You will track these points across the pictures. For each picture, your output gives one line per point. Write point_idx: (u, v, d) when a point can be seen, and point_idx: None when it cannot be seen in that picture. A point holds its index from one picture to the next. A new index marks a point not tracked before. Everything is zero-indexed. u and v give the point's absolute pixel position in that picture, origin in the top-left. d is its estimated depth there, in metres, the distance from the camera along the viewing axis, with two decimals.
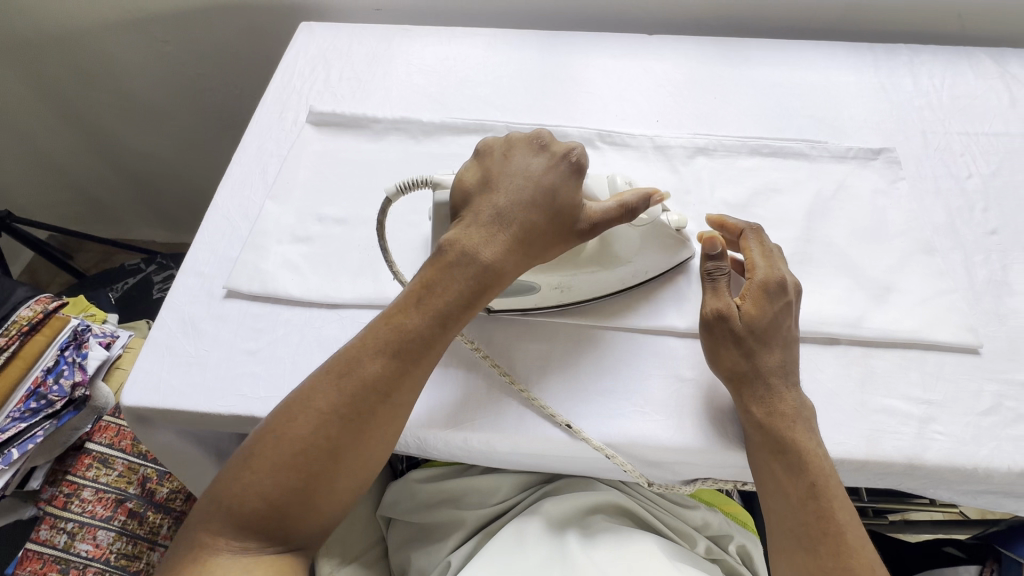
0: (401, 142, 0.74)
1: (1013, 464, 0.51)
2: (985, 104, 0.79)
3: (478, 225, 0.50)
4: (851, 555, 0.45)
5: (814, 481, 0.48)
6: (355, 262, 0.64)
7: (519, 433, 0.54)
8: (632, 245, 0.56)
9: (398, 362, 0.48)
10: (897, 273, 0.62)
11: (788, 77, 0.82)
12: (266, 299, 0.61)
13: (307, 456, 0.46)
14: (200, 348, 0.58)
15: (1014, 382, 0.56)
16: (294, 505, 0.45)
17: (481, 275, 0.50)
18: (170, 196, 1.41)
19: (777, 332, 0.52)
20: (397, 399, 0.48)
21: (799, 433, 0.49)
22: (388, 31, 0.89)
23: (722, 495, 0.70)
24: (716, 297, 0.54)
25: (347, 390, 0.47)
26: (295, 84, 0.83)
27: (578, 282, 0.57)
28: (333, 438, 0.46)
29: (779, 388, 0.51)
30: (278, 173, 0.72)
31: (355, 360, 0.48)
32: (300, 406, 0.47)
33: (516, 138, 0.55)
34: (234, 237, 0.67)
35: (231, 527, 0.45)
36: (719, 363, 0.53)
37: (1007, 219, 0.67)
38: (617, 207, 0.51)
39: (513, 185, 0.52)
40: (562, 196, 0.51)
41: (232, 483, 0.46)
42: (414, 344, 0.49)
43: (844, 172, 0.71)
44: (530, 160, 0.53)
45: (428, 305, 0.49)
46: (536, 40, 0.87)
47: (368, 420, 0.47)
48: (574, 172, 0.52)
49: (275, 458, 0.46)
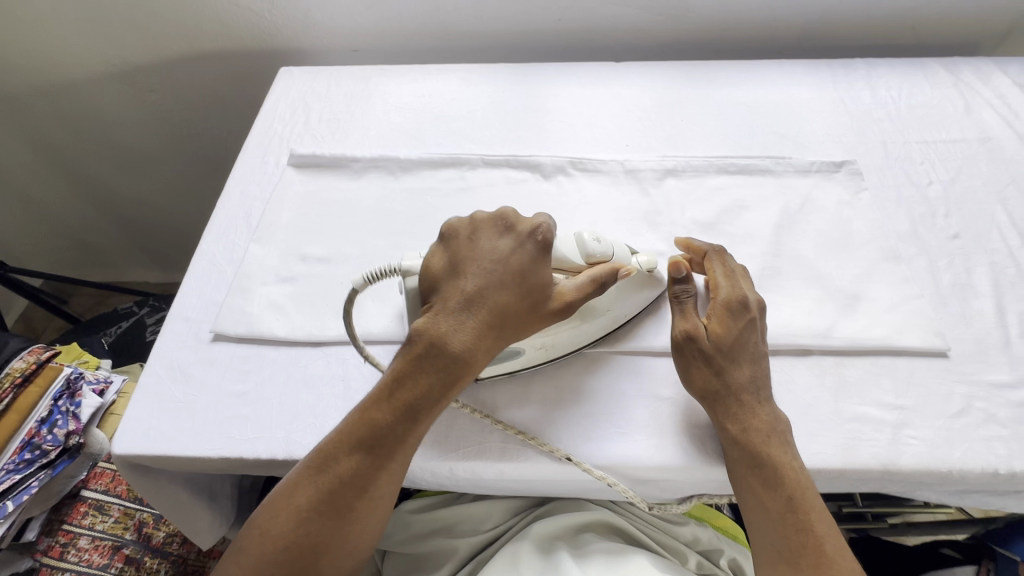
0: (380, 179, 0.76)
1: (985, 465, 0.52)
2: (941, 112, 0.82)
3: (448, 316, 0.52)
4: (830, 566, 0.46)
5: (791, 494, 0.49)
6: (338, 300, 0.65)
7: (503, 461, 0.56)
8: (608, 297, 0.57)
9: (371, 461, 0.50)
10: (864, 282, 0.64)
11: (752, 96, 0.85)
12: (252, 341, 0.63)
13: (290, 552, 0.48)
14: (188, 393, 0.59)
15: (982, 382, 0.57)
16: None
17: (452, 368, 0.51)
18: (162, 238, 1.44)
19: (743, 349, 0.55)
20: (372, 493, 0.50)
21: (773, 447, 0.50)
22: (366, 72, 0.92)
23: (713, 509, 0.70)
24: (682, 318, 0.56)
25: (324, 485, 0.49)
26: (276, 128, 0.85)
27: (561, 338, 0.57)
28: (312, 534, 0.49)
29: (752, 404, 0.52)
30: (262, 216, 0.74)
31: (331, 456, 0.50)
32: (281, 499, 0.50)
33: (481, 219, 0.57)
34: (220, 280, 0.68)
35: None
36: (691, 382, 0.54)
37: (968, 223, 0.70)
38: (588, 283, 0.53)
39: (480, 268, 0.54)
40: (532, 277, 0.53)
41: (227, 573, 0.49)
42: (386, 440, 0.50)
43: (809, 185, 0.73)
44: (495, 241, 0.55)
45: (399, 400, 0.51)
46: (509, 72, 0.91)
47: (345, 514, 0.49)
48: (539, 248, 0.55)
49: (260, 555, 0.48)
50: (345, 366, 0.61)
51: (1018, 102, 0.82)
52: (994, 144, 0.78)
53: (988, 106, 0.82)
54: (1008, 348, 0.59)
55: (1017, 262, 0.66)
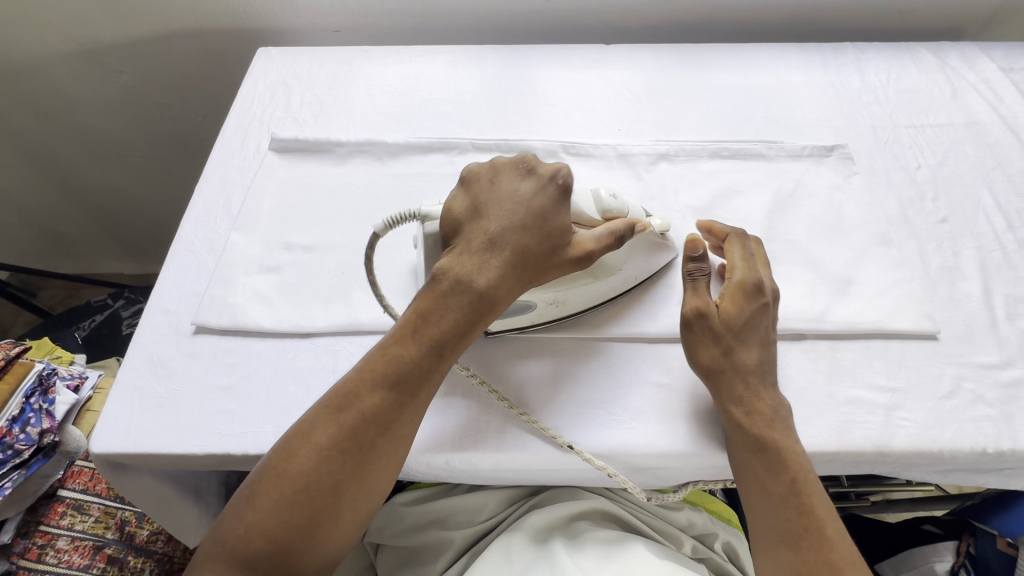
0: (367, 164, 0.74)
1: (974, 445, 0.53)
2: (929, 96, 0.82)
3: (470, 254, 0.53)
4: (832, 548, 0.47)
5: (794, 478, 0.49)
6: (327, 289, 0.63)
7: (499, 451, 0.55)
8: (621, 254, 0.58)
9: (398, 395, 0.50)
10: (856, 265, 0.64)
11: (743, 80, 0.85)
12: (236, 333, 0.60)
13: (310, 490, 0.47)
14: (170, 389, 0.57)
15: (972, 364, 0.58)
16: (296, 543, 0.47)
17: (474, 305, 0.52)
18: (137, 228, 1.39)
19: (754, 331, 0.54)
20: (395, 430, 0.50)
21: (777, 432, 0.51)
22: (349, 53, 0.89)
23: (706, 494, 0.70)
24: (697, 294, 0.56)
25: (347, 422, 0.49)
26: (255, 111, 0.82)
27: (573, 296, 0.58)
28: (333, 473, 0.48)
29: (757, 387, 0.52)
30: (242, 203, 0.70)
31: (354, 393, 0.50)
32: (299, 442, 0.49)
33: (501, 164, 0.57)
34: (200, 270, 0.65)
35: (238, 566, 0.46)
36: (697, 359, 0.54)
37: (956, 207, 0.70)
38: (608, 236, 0.54)
39: (501, 210, 0.54)
40: (552, 221, 0.54)
41: (238, 522, 0.47)
42: (411, 374, 0.51)
43: (800, 170, 0.73)
44: (517, 185, 0.55)
45: (423, 335, 0.52)
46: (498, 54, 0.88)
47: (369, 452, 0.49)
48: (561, 192, 0.54)
49: (278, 497, 0.47)
50: (335, 357, 0.59)
51: (1002, 87, 0.83)
52: (979, 129, 0.78)
53: (973, 91, 0.83)
54: (995, 330, 0.60)
55: (1002, 246, 0.67)
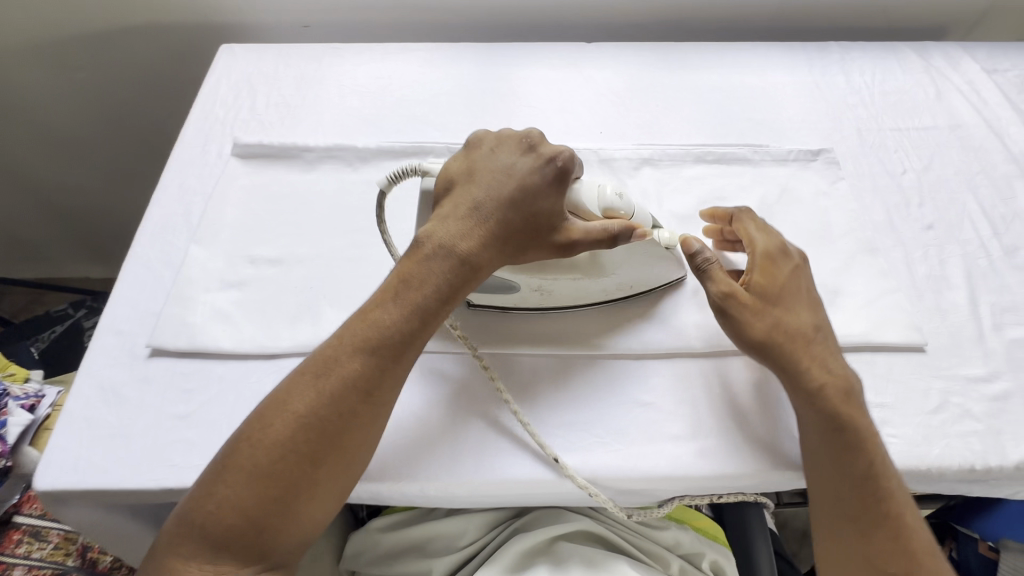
0: (336, 170, 0.70)
1: (962, 462, 0.52)
2: (913, 98, 0.81)
3: (457, 222, 0.51)
4: (908, 534, 0.47)
5: (874, 459, 0.49)
6: (293, 306, 0.60)
7: (479, 476, 0.52)
8: (617, 258, 0.56)
9: (376, 361, 0.48)
10: (843, 275, 0.63)
11: (728, 81, 0.82)
12: (195, 356, 0.57)
13: (284, 459, 0.45)
14: (123, 418, 0.53)
15: (958, 377, 0.57)
16: (269, 517, 0.44)
17: (457, 270, 0.50)
18: (104, 232, 1.31)
19: (797, 296, 0.54)
20: (375, 399, 0.48)
21: (853, 408, 0.50)
22: (318, 50, 0.84)
23: (691, 509, 0.68)
24: (724, 277, 0.54)
25: (326, 390, 0.47)
26: (217, 112, 0.77)
27: (559, 287, 0.57)
28: (308, 443, 0.45)
29: (824, 354, 0.53)
30: (203, 213, 0.66)
31: (332, 360, 0.48)
32: (275, 411, 0.46)
33: (504, 136, 0.56)
34: (157, 287, 0.61)
35: (209, 541, 0.44)
36: (751, 333, 0.53)
37: (942, 213, 0.69)
38: (599, 231, 0.51)
39: (493, 181, 0.53)
40: (544, 199, 0.52)
41: (207, 495, 0.45)
42: (393, 343, 0.48)
43: (786, 175, 0.71)
44: (512, 158, 0.54)
45: (406, 302, 0.49)
46: (475, 53, 0.85)
47: (346, 421, 0.46)
48: (557, 174, 0.53)
49: (250, 467, 0.45)
50: None
51: (986, 88, 0.82)
52: (964, 132, 0.77)
53: (957, 92, 0.82)
54: (981, 341, 0.59)
55: (987, 253, 0.66)
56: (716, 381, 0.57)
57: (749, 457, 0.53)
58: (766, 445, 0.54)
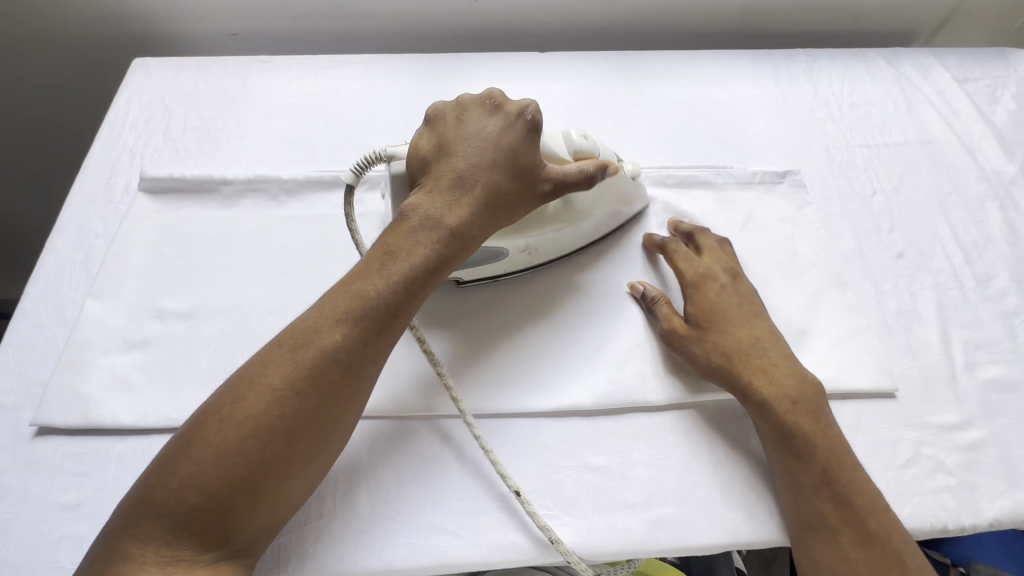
0: (259, 206, 0.63)
1: (935, 522, 0.48)
2: (884, 111, 0.77)
3: (438, 188, 0.49)
4: (877, 543, 0.44)
5: (826, 466, 0.47)
6: (205, 368, 0.53)
7: (410, 560, 0.46)
8: (593, 196, 0.57)
9: (364, 330, 0.44)
10: (810, 314, 0.58)
11: (690, 94, 0.77)
12: (90, 432, 0.50)
13: (259, 435, 0.40)
14: (1, 513, 0.46)
15: (930, 426, 0.53)
16: (239, 497, 0.39)
17: (444, 238, 0.48)
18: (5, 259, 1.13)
19: (732, 316, 0.54)
20: (361, 369, 0.44)
21: (802, 417, 0.49)
22: (243, 65, 0.76)
23: (658, 560, 0.64)
24: (667, 311, 0.55)
25: (305, 361, 0.42)
26: (125, 139, 0.69)
27: (547, 241, 0.56)
28: (288, 417, 0.40)
29: (767, 368, 0.51)
30: (104, 260, 0.59)
31: (311, 329, 0.43)
32: (248, 383, 0.41)
33: (467, 100, 0.53)
34: (48, 351, 0.54)
35: (166, 528, 0.37)
36: (696, 363, 0.53)
37: (912, 239, 0.65)
38: (576, 172, 0.52)
39: (470, 146, 0.51)
40: (524, 156, 0.51)
41: (167, 478, 0.39)
42: (380, 309, 0.45)
43: (750, 200, 0.66)
44: (485, 122, 0.52)
45: (391, 266, 0.46)
46: (418, 65, 0.77)
47: (329, 395, 0.42)
48: (530, 130, 0.51)
49: (221, 445, 0.39)
50: None
51: (957, 99, 0.78)
52: (935, 148, 0.73)
53: (928, 104, 0.77)
54: (953, 384, 0.55)
55: (959, 283, 0.62)
56: (670, 438, 0.52)
57: (707, 527, 0.48)
58: (730, 513, 0.49)
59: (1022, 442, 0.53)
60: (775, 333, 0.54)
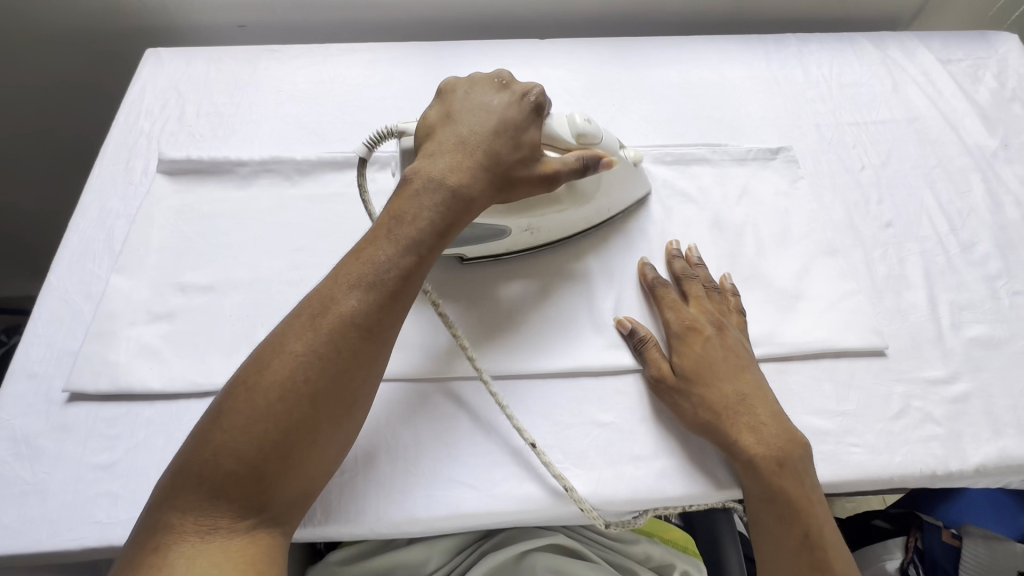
0: (274, 185, 0.65)
1: (924, 468, 0.51)
2: (871, 91, 0.80)
3: (447, 160, 0.50)
4: None
5: (806, 532, 0.48)
6: (228, 336, 0.55)
7: (430, 511, 0.49)
8: (595, 182, 0.58)
9: (378, 291, 0.46)
10: (804, 279, 0.61)
11: (685, 77, 0.80)
12: (120, 397, 0.52)
13: (286, 399, 0.41)
14: (38, 473, 0.48)
15: (919, 380, 0.56)
16: (271, 461, 0.40)
17: (456, 208, 0.49)
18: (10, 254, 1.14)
19: (719, 370, 0.52)
20: (379, 333, 0.45)
21: (787, 482, 0.48)
22: (253, 54, 0.78)
23: (660, 520, 0.68)
24: (656, 355, 0.54)
25: (325, 327, 0.44)
26: (141, 125, 0.71)
27: (547, 223, 0.58)
28: (312, 382, 0.42)
29: (756, 428, 0.50)
30: (126, 238, 0.61)
31: (330, 298, 0.45)
32: (272, 352, 0.43)
33: (472, 81, 0.56)
34: (76, 323, 0.56)
35: (204, 495, 0.39)
36: (682, 416, 0.52)
37: (899, 210, 0.68)
38: (576, 160, 0.53)
39: (476, 122, 0.53)
40: (527, 133, 0.53)
41: (201, 446, 0.40)
42: (397, 276, 0.46)
43: (746, 175, 0.69)
44: (488, 100, 0.54)
45: (405, 237, 0.48)
46: (423, 53, 0.80)
47: (350, 359, 0.44)
48: (534, 109, 0.54)
49: (251, 411, 0.41)
50: None
51: (941, 79, 0.81)
52: (920, 124, 0.76)
53: (914, 84, 0.81)
54: (940, 342, 0.59)
55: (945, 250, 0.65)
56: None
57: (709, 475, 0.51)
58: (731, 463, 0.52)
59: (1006, 394, 0.56)
60: (762, 386, 0.53)
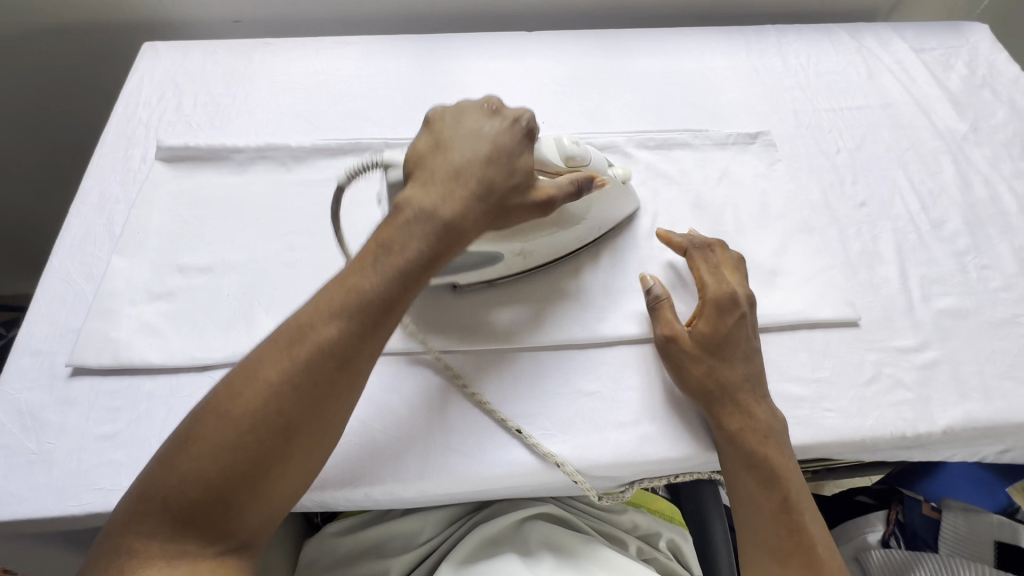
0: (269, 171, 0.67)
1: (895, 430, 0.54)
2: (848, 79, 0.83)
3: (435, 186, 0.48)
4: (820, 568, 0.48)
5: (786, 496, 0.50)
6: (227, 314, 0.57)
7: (423, 478, 0.51)
8: (585, 203, 0.58)
9: (355, 325, 0.44)
10: (781, 256, 0.64)
11: (668, 67, 0.83)
12: (121, 371, 0.54)
13: (256, 431, 0.41)
14: (43, 443, 0.50)
15: (891, 349, 0.59)
16: (237, 490, 0.40)
17: (439, 235, 0.47)
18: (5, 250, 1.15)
19: (738, 345, 0.54)
20: (355, 366, 0.44)
21: (771, 450, 0.50)
22: (248, 46, 0.81)
23: (648, 493, 0.69)
24: (671, 317, 0.56)
25: (300, 358, 0.43)
26: (139, 115, 0.73)
27: (540, 247, 0.58)
28: (284, 413, 0.41)
29: (748, 403, 0.52)
30: (126, 222, 0.63)
31: (307, 327, 0.44)
32: (245, 379, 0.42)
33: (466, 105, 0.53)
34: (78, 302, 0.58)
35: (169, 522, 0.39)
36: (686, 381, 0.53)
37: (873, 190, 0.71)
38: (569, 183, 0.52)
39: (467, 145, 0.50)
40: (520, 159, 0.50)
41: (168, 471, 0.40)
42: (374, 306, 0.45)
43: (726, 158, 0.72)
44: (483, 123, 0.51)
45: (385, 264, 0.46)
46: (414, 45, 0.82)
47: (324, 392, 0.43)
48: (527, 135, 0.52)
49: (219, 441, 0.40)
50: None
51: (914, 67, 0.84)
52: (894, 110, 0.79)
53: (888, 72, 0.84)
54: (911, 313, 0.61)
55: (917, 227, 0.68)
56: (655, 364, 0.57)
57: (690, 438, 0.54)
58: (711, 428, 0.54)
59: (973, 360, 0.58)
60: (761, 371, 0.54)
